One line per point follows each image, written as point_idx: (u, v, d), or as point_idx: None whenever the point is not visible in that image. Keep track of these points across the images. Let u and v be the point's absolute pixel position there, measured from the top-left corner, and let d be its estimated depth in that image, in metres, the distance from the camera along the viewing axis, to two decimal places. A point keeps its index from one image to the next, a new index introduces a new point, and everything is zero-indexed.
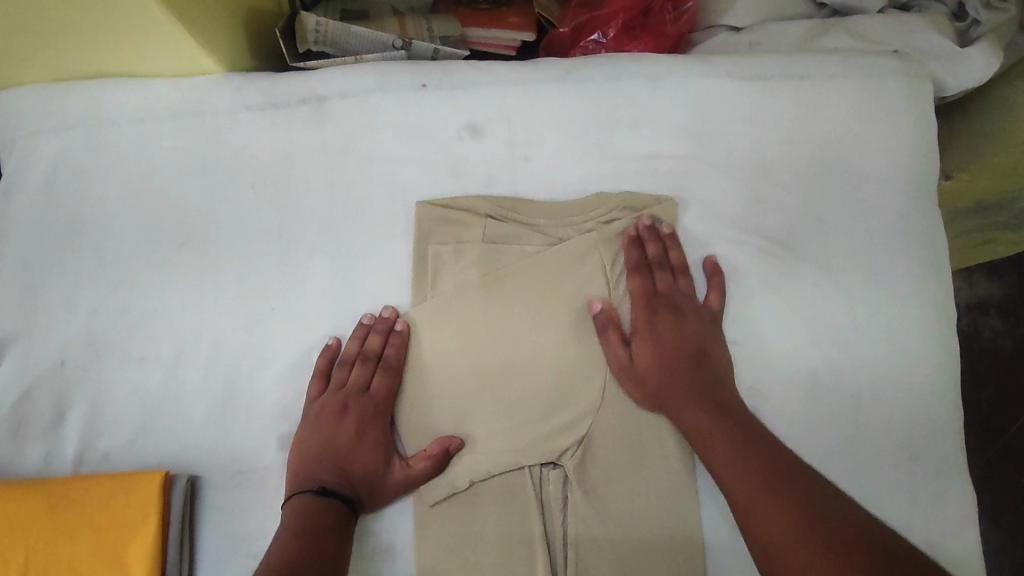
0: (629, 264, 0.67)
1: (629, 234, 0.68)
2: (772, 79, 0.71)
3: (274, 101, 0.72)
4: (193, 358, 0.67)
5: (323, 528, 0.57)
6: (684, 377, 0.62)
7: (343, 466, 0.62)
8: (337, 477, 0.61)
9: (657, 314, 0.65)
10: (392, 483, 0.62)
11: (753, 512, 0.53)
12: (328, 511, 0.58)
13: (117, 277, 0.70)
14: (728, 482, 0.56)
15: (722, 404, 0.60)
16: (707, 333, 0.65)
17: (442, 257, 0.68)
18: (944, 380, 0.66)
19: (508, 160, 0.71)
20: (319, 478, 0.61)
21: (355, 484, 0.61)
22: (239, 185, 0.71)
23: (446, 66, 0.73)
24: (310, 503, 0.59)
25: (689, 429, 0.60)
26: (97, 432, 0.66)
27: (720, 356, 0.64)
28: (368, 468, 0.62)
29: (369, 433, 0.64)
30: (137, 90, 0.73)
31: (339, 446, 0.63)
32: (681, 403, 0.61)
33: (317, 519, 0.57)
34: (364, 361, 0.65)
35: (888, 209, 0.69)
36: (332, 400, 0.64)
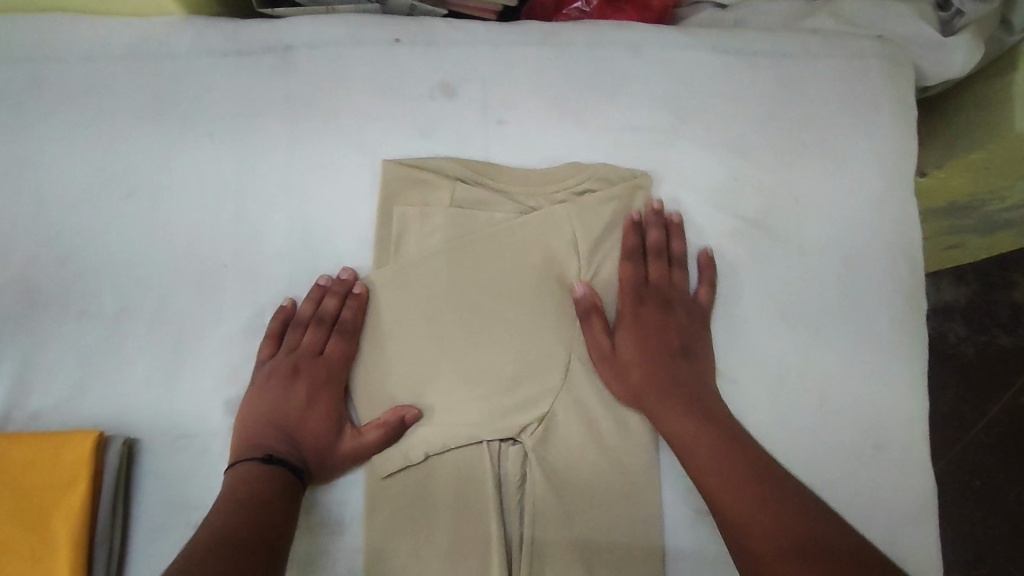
0: (625, 249, 0.65)
1: (631, 219, 0.65)
2: (755, 55, 0.70)
3: (238, 48, 0.69)
4: (137, 314, 0.63)
5: (267, 497, 0.53)
6: (667, 369, 0.61)
7: (292, 434, 0.59)
8: (285, 444, 0.58)
9: (648, 306, 0.63)
10: (343, 453, 0.59)
11: (694, 451, 0.56)
12: (272, 478, 0.55)
13: (57, 225, 0.65)
14: (685, 441, 0.57)
15: (701, 396, 0.59)
16: (695, 328, 0.63)
17: (408, 220, 0.65)
18: (912, 369, 0.65)
19: (481, 123, 0.68)
20: (265, 446, 0.58)
21: (304, 452, 0.58)
22: (196, 134, 0.67)
23: (422, 22, 0.70)
24: (253, 470, 0.55)
25: (666, 429, 0.58)
26: (28, 388, 0.61)
27: (706, 358, 0.63)
28: (318, 435, 0.59)
29: (322, 399, 0.61)
30: (90, 27, 0.68)
31: (289, 412, 0.60)
32: (660, 388, 0.60)
33: (260, 487, 0.54)
34: (319, 324, 0.62)
35: (865, 195, 0.68)
36: (284, 363, 0.61)
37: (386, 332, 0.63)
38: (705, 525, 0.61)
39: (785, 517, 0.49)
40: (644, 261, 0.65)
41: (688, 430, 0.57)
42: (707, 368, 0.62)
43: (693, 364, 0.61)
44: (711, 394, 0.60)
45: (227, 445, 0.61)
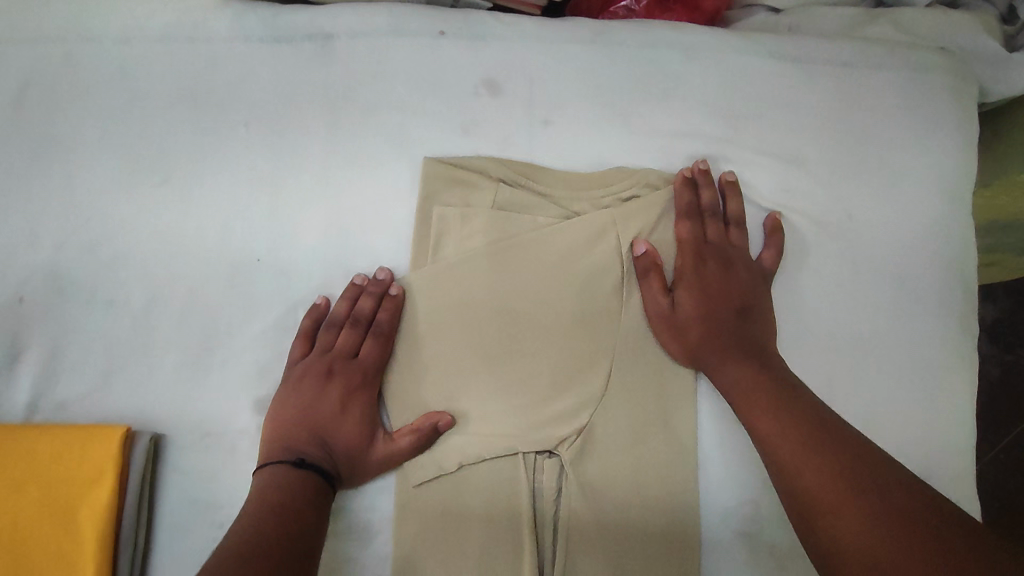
0: (681, 208, 0.63)
1: (685, 175, 0.64)
2: (813, 63, 0.67)
3: (277, 34, 0.66)
4: (166, 305, 0.62)
5: (297, 502, 0.52)
6: (727, 334, 0.59)
7: (324, 437, 0.58)
8: (317, 448, 0.57)
9: (708, 264, 0.62)
10: (375, 459, 0.57)
11: (751, 405, 0.55)
12: (303, 483, 0.54)
13: (87, 210, 0.63)
14: (750, 401, 0.55)
15: (765, 355, 0.58)
16: (757, 289, 0.62)
17: (447, 221, 0.63)
18: (963, 397, 0.63)
19: (526, 122, 0.66)
20: (296, 449, 0.56)
21: (336, 457, 0.57)
22: (231, 122, 0.65)
23: (467, 14, 0.68)
24: (284, 473, 0.54)
25: (724, 382, 0.58)
26: (54, 377, 0.60)
27: (766, 307, 0.61)
28: (350, 439, 0.58)
29: (355, 402, 0.59)
30: (125, 6, 0.66)
31: (321, 414, 0.58)
32: (722, 361, 0.58)
33: (290, 491, 0.53)
34: (354, 325, 0.61)
35: (921, 213, 0.66)
36: (317, 364, 0.60)
37: (423, 336, 0.61)
38: (744, 549, 0.59)
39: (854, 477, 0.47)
40: (701, 222, 0.64)
41: (748, 391, 0.56)
42: (768, 327, 0.61)
43: (758, 334, 0.60)
44: (774, 352, 0.59)
45: (256, 444, 0.59)
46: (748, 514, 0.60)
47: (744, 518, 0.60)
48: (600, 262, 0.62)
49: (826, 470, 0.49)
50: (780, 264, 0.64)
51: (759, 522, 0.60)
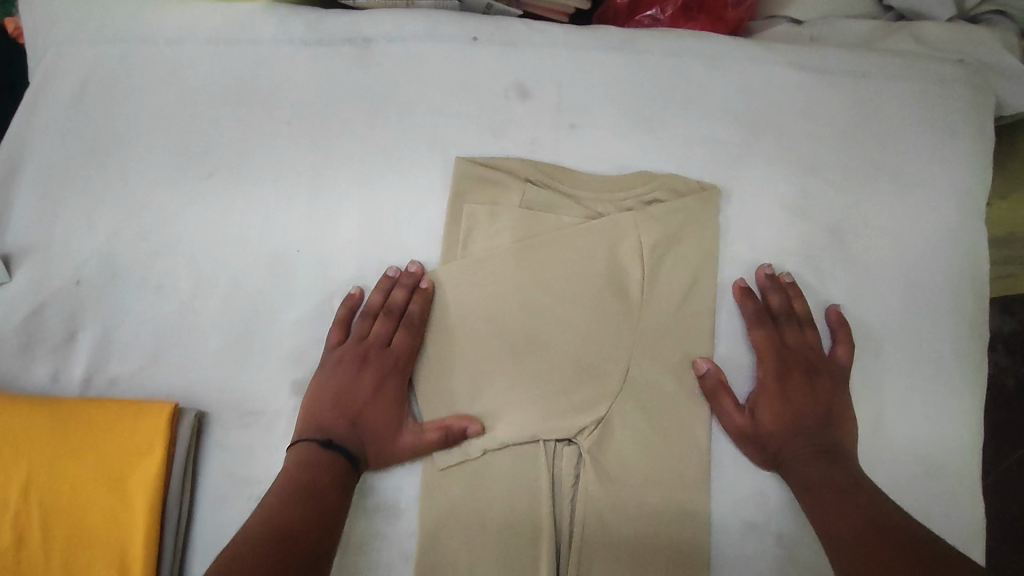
0: (750, 315, 0.65)
1: (743, 284, 0.66)
2: (832, 73, 0.69)
3: (320, 38, 0.70)
4: (211, 291, 0.66)
5: (323, 485, 0.56)
6: (808, 435, 0.61)
7: (355, 420, 0.61)
8: (347, 431, 0.60)
9: (790, 373, 0.63)
10: (401, 446, 0.61)
11: (820, 496, 0.58)
12: (329, 465, 0.57)
13: (140, 200, 0.67)
14: (824, 497, 0.58)
15: (841, 455, 0.60)
16: (838, 392, 0.63)
17: (477, 218, 0.66)
18: (969, 400, 0.65)
19: (554, 125, 0.69)
20: (327, 431, 0.60)
21: (364, 442, 0.60)
22: (274, 120, 0.69)
23: (500, 21, 0.71)
24: (313, 454, 0.58)
25: (799, 488, 0.60)
26: (107, 356, 0.64)
27: (846, 410, 0.63)
28: (378, 425, 0.61)
29: (386, 389, 0.62)
30: (179, 10, 0.70)
31: (353, 398, 0.61)
32: (801, 453, 0.60)
33: (316, 474, 0.56)
34: (387, 316, 0.64)
35: (935, 220, 0.68)
36: (352, 351, 0.63)
37: (453, 325, 0.65)
38: (752, 539, 0.62)
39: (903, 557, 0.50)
40: (778, 326, 0.65)
41: (817, 488, 0.58)
42: (849, 427, 0.62)
43: (834, 429, 0.61)
44: (851, 452, 0.61)
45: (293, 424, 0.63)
46: (757, 505, 0.62)
47: (753, 509, 0.62)
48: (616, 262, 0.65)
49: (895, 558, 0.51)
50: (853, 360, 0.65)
51: (767, 512, 0.62)
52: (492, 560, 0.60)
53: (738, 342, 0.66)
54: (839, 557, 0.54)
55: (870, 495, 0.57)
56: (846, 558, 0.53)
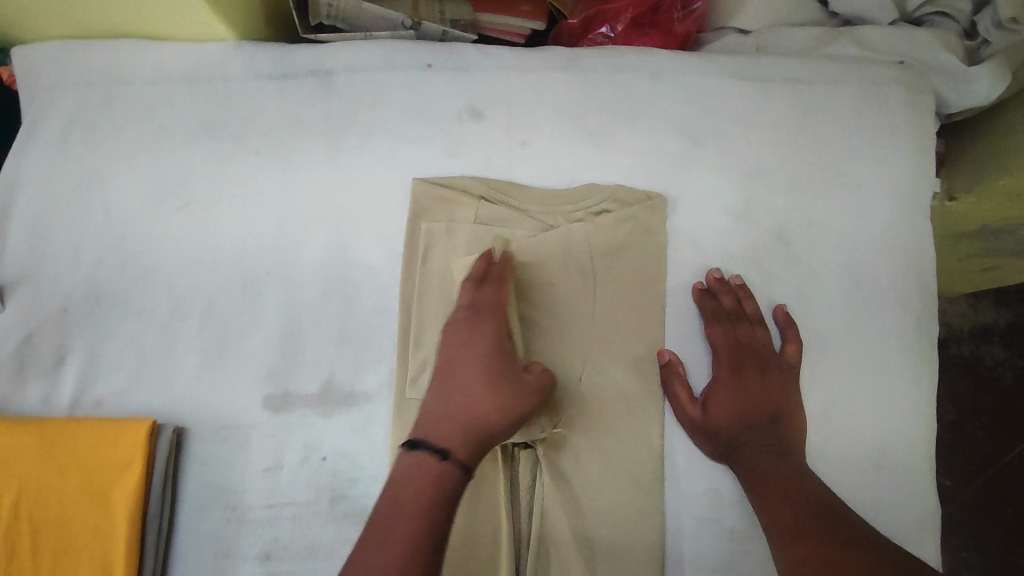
0: (707, 314, 0.67)
1: (699, 287, 0.68)
2: (772, 81, 0.72)
3: (284, 72, 0.74)
4: (189, 314, 0.70)
5: (429, 502, 0.52)
6: (758, 429, 0.63)
7: (463, 404, 0.58)
8: (433, 410, 0.58)
9: (743, 369, 0.65)
10: (494, 404, 0.58)
11: (763, 486, 0.60)
12: (435, 465, 0.54)
13: (122, 231, 0.72)
14: (764, 488, 0.60)
15: (787, 450, 0.62)
16: (788, 388, 0.65)
17: (434, 235, 0.70)
18: (918, 393, 0.67)
19: (505, 144, 0.72)
20: (418, 425, 0.57)
21: (469, 420, 0.57)
22: (244, 150, 0.73)
23: (453, 47, 0.75)
24: (410, 455, 0.55)
25: (745, 478, 0.62)
26: (93, 378, 0.68)
27: (795, 407, 0.65)
28: (479, 402, 0.57)
29: (489, 356, 0.60)
30: (155, 53, 0.75)
31: (454, 364, 0.60)
32: (748, 446, 0.62)
33: (410, 483, 0.53)
34: (477, 282, 0.63)
35: (878, 219, 0.70)
36: (461, 323, 0.62)
37: (416, 337, 0.68)
38: (705, 535, 0.64)
39: (831, 543, 0.53)
40: (732, 324, 0.67)
41: (760, 478, 0.60)
42: (797, 423, 0.64)
43: (781, 423, 0.63)
44: (798, 447, 0.63)
45: (266, 437, 0.67)
46: (710, 500, 0.65)
47: (706, 504, 0.64)
48: (569, 271, 0.68)
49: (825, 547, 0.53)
50: (803, 357, 0.67)
51: (718, 508, 0.64)
52: (455, 566, 0.62)
53: (689, 343, 0.68)
54: (776, 545, 0.56)
55: (810, 486, 0.59)
56: (782, 546, 0.56)
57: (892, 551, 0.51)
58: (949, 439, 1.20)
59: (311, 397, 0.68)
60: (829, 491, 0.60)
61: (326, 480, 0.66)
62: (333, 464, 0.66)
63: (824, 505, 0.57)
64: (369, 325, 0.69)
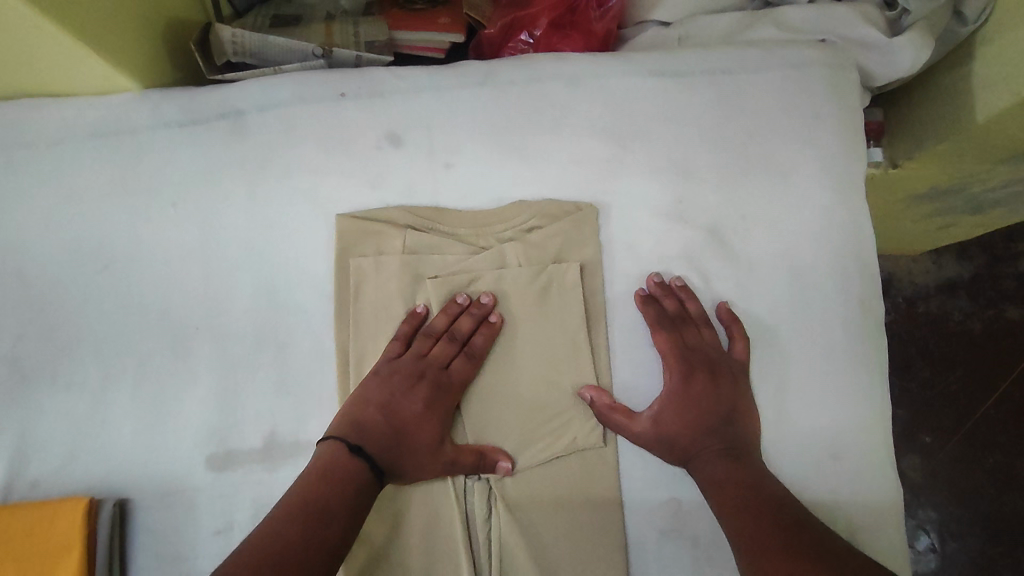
0: (652, 321, 0.65)
1: (641, 293, 0.67)
2: (693, 75, 0.70)
3: (193, 117, 0.71)
4: (121, 380, 0.67)
5: (331, 503, 0.55)
6: (713, 433, 0.62)
7: (400, 443, 0.61)
8: (362, 425, 0.61)
9: (693, 374, 0.64)
10: (421, 449, 0.61)
11: (723, 492, 0.59)
12: (349, 474, 0.57)
13: (41, 302, 0.69)
14: (722, 493, 0.59)
15: (743, 452, 0.61)
16: (739, 388, 0.64)
17: (364, 270, 0.68)
18: (869, 375, 0.66)
19: (428, 169, 0.70)
20: (351, 431, 0.60)
21: (397, 451, 0.60)
22: (160, 204, 0.71)
23: (365, 72, 0.71)
24: (336, 459, 0.58)
25: (704, 485, 0.60)
26: (26, 459, 0.66)
27: (748, 407, 0.64)
28: (425, 446, 0.61)
29: (435, 411, 0.62)
30: (55, 111, 0.71)
31: (403, 405, 0.62)
32: (703, 452, 0.61)
33: (328, 484, 0.56)
34: (450, 341, 0.65)
35: (814, 204, 0.68)
36: (411, 365, 0.64)
37: (356, 378, 0.66)
38: (669, 546, 0.63)
39: (790, 547, 0.52)
40: (677, 329, 0.65)
41: (718, 483, 0.59)
42: (751, 423, 0.63)
43: (736, 425, 0.62)
44: (753, 448, 0.62)
45: (213, 498, 0.64)
46: (670, 512, 0.63)
47: (666, 516, 0.63)
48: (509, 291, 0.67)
49: (784, 553, 0.51)
50: (751, 353, 0.66)
51: (680, 517, 0.63)
52: None
53: (634, 353, 0.67)
54: (738, 551, 0.55)
55: (767, 488, 0.58)
56: (744, 553, 0.54)
57: (850, 553, 0.51)
58: (927, 397, 1.19)
59: (255, 452, 0.65)
60: (787, 492, 0.59)
61: None
62: None
63: (781, 508, 0.56)
64: (307, 372, 0.67)
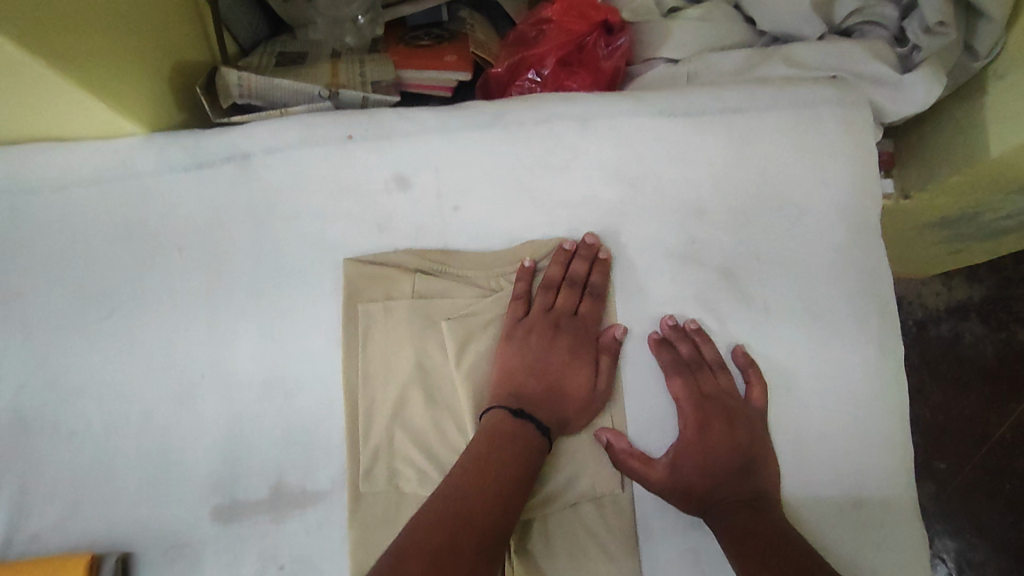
0: (667, 366, 0.64)
1: (655, 338, 0.65)
2: (704, 113, 0.69)
3: (198, 161, 0.70)
4: (124, 428, 0.66)
5: (517, 458, 0.55)
6: (731, 484, 0.60)
7: (560, 398, 0.62)
8: (521, 390, 0.61)
9: (710, 421, 0.62)
10: (580, 403, 0.62)
11: (743, 542, 0.56)
12: (523, 434, 0.57)
13: (45, 349, 0.68)
14: (743, 547, 0.56)
15: (764, 505, 0.58)
16: (758, 437, 0.62)
17: (373, 315, 0.67)
18: (888, 419, 0.64)
19: (436, 211, 0.69)
20: (511, 398, 0.61)
21: (557, 403, 0.62)
22: (165, 248, 0.70)
23: (373, 113, 0.71)
24: (507, 420, 0.58)
25: (724, 537, 0.58)
26: (26, 512, 0.64)
27: (767, 457, 0.62)
28: (576, 381, 0.63)
29: (581, 361, 0.64)
30: (58, 156, 0.70)
31: (554, 370, 0.63)
32: (723, 504, 0.59)
33: (517, 443, 0.56)
34: (571, 286, 0.66)
35: (828, 242, 0.67)
36: (542, 321, 0.65)
37: (365, 425, 0.64)
38: None
39: None
40: (692, 374, 0.64)
41: (740, 536, 0.56)
42: (771, 474, 0.61)
43: (754, 476, 0.60)
44: (774, 500, 0.60)
45: (218, 551, 0.63)
46: (688, 562, 0.61)
47: (685, 566, 0.61)
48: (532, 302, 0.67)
49: None
50: (769, 398, 0.64)
51: (699, 567, 0.61)
52: None
53: (649, 399, 0.65)
54: None
55: (791, 541, 0.55)
56: None
57: None
58: (940, 422, 1.17)
59: (262, 503, 0.64)
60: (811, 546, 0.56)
61: None
62: (292, 572, 0.62)
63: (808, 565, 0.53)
64: (315, 419, 0.65)
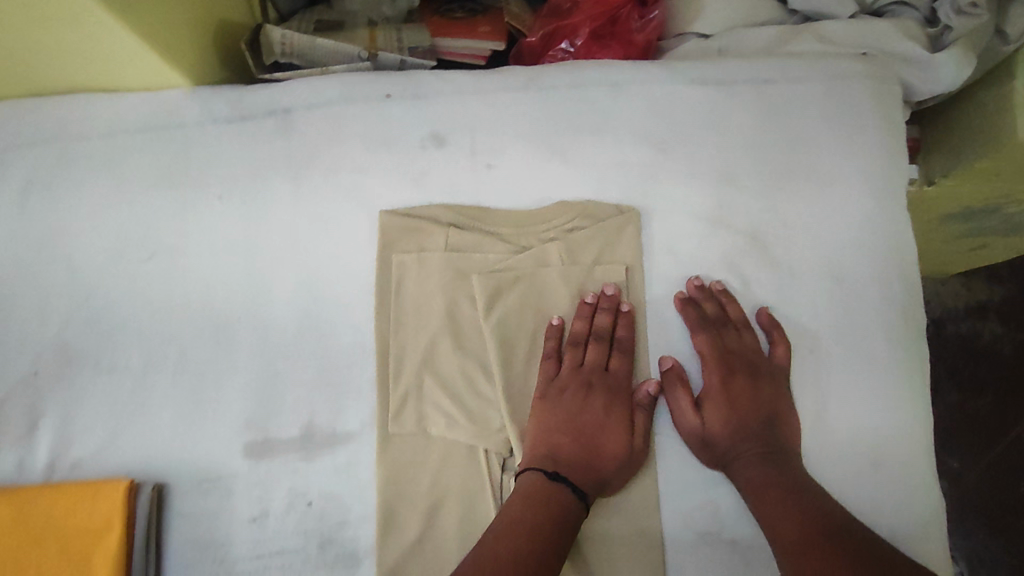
0: (692, 324, 0.65)
1: (681, 296, 0.67)
2: (734, 83, 0.71)
3: (241, 113, 0.73)
4: (162, 365, 0.69)
5: (549, 522, 0.56)
6: (753, 436, 0.61)
7: (595, 462, 0.61)
8: (556, 455, 0.61)
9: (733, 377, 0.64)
10: (618, 462, 0.61)
11: (761, 490, 0.58)
12: (555, 499, 0.58)
13: (89, 287, 0.71)
14: (761, 494, 0.58)
15: (784, 456, 0.60)
16: (781, 393, 0.64)
17: (406, 266, 0.69)
18: (909, 386, 0.65)
19: (470, 169, 0.71)
20: (544, 459, 0.61)
21: (593, 465, 0.61)
22: (207, 196, 0.72)
23: (412, 74, 0.73)
24: (541, 484, 0.58)
25: (743, 484, 0.60)
26: (67, 440, 0.67)
27: (790, 412, 0.63)
28: (612, 440, 0.62)
29: (616, 420, 0.63)
30: (108, 104, 0.73)
31: (586, 426, 0.63)
32: (743, 453, 0.61)
33: (549, 507, 0.57)
34: (599, 341, 0.66)
35: (854, 212, 0.69)
36: (574, 380, 0.65)
37: (396, 370, 0.67)
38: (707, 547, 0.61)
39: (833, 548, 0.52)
40: (717, 332, 0.66)
41: (758, 483, 0.59)
42: (793, 427, 0.63)
43: (775, 428, 0.62)
44: (795, 451, 0.62)
45: (248, 485, 0.65)
46: (707, 514, 0.62)
47: (705, 518, 0.62)
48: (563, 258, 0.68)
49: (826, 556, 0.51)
50: (792, 357, 0.66)
51: (718, 520, 0.62)
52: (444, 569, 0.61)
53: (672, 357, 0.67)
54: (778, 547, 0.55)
55: (808, 490, 0.58)
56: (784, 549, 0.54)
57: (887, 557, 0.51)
58: (955, 419, 1.18)
59: (292, 442, 0.66)
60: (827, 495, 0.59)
61: (312, 525, 0.64)
62: (319, 508, 0.64)
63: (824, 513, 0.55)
64: (346, 363, 0.67)
